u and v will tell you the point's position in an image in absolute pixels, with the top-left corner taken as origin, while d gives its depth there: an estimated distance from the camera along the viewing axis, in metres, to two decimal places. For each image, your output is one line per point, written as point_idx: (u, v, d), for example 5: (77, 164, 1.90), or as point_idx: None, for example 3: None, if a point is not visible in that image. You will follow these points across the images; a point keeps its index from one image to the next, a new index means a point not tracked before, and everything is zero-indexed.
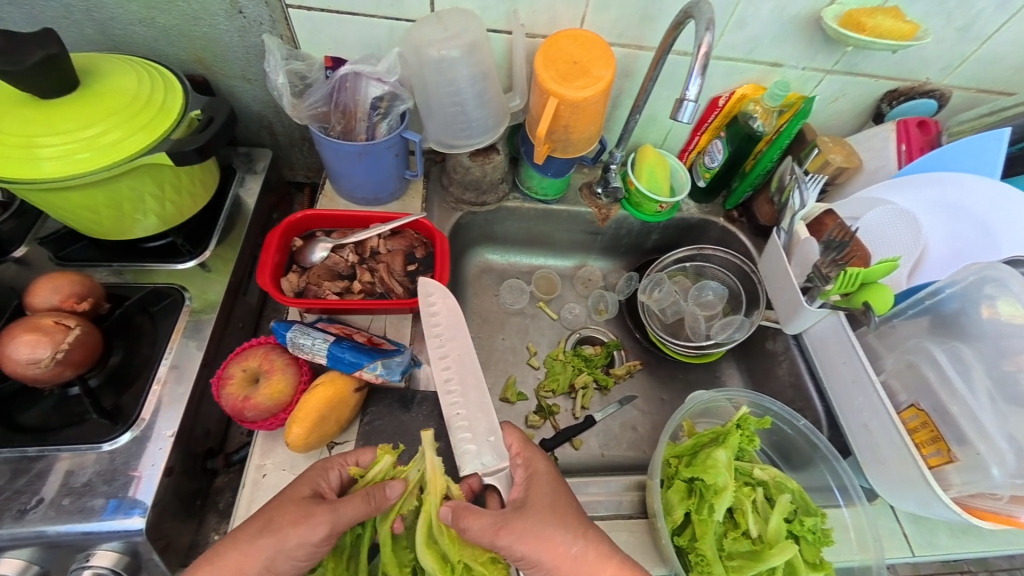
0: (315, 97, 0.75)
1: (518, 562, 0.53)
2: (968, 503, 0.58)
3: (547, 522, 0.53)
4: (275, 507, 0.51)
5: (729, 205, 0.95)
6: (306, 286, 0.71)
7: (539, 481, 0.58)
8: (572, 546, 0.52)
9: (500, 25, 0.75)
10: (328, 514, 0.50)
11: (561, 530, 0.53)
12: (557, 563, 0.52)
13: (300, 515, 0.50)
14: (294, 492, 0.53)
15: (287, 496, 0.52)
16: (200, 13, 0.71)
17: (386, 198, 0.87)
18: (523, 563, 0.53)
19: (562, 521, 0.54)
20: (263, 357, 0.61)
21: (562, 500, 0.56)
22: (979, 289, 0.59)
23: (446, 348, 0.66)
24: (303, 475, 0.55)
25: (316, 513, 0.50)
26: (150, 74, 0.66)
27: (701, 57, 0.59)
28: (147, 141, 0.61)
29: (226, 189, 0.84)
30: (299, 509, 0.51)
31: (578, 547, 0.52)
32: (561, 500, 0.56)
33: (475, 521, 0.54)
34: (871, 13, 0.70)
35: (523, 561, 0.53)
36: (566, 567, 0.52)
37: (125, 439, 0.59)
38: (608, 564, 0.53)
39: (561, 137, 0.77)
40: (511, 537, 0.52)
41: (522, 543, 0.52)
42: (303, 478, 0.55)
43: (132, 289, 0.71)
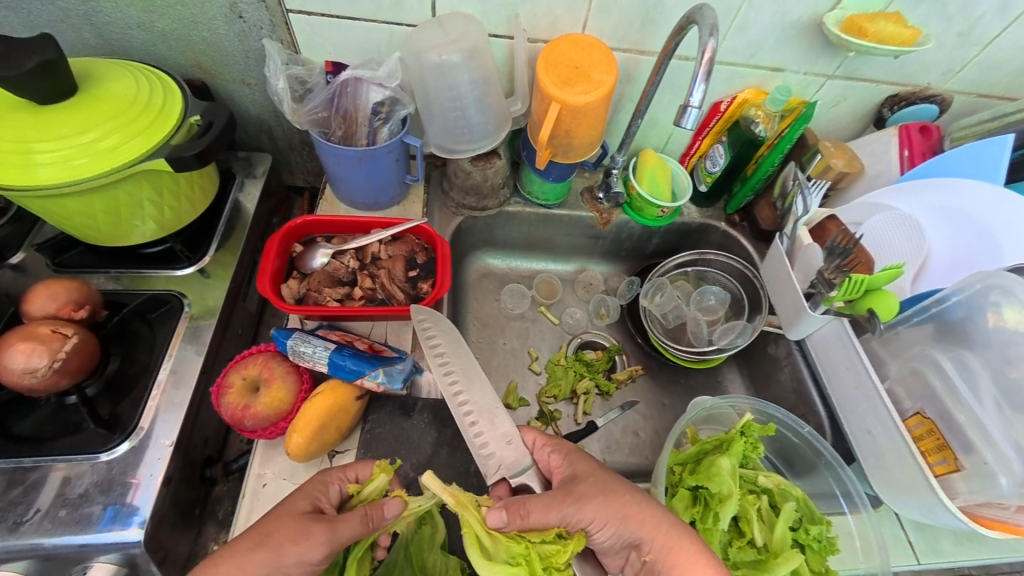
0: (315, 103, 0.75)
1: (589, 528, 0.53)
2: (974, 511, 0.58)
3: (602, 483, 0.55)
4: (275, 520, 0.50)
5: (730, 209, 0.95)
6: (305, 292, 0.71)
7: (574, 456, 0.59)
8: (634, 495, 0.55)
9: (501, 30, 0.75)
10: (327, 532, 0.49)
11: (621, 486, 0.55)
12: (627, 515, 0.53)
13: (298, 531, 0.48)
14: (291, 506, 0.51)
15: (286, 510, 0.51)
16: (199, 17, 0.71)
17: (386, 203, 0.87)
18: (592, 526, 0.53)
19: (610, 483, 0.56)
20: (263, 366, 0.60)
21: (606, 473, 0.57)
22: (985, 297, 0.59)
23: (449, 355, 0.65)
24: (302, 488, 0.54)
25: (315, 529, 0.49)
26: (149, 79, 0.66)
27: (704, 63, 0.59)
28: (146, 147, 0.61)
29: (225, 193, 0.83)
30: (297, 523, 0.49)
31: (639, 496, 0.55)
32: (601, 468, 0.58)
33: (536, 502, 0.53)
34: (872, 18, 0.70)
35: (595, 524, 0.53)
36: (635, 514, 0.54)
37: (122, 448, 0.58)
38: (662, 515, 0.55)
39: (562, 142, 0.76)
40: (578, 501, 0.53)
41: (590, 503, 0.53)
42: (301, 492, 0.53)
43: (130, 296, 0.70)
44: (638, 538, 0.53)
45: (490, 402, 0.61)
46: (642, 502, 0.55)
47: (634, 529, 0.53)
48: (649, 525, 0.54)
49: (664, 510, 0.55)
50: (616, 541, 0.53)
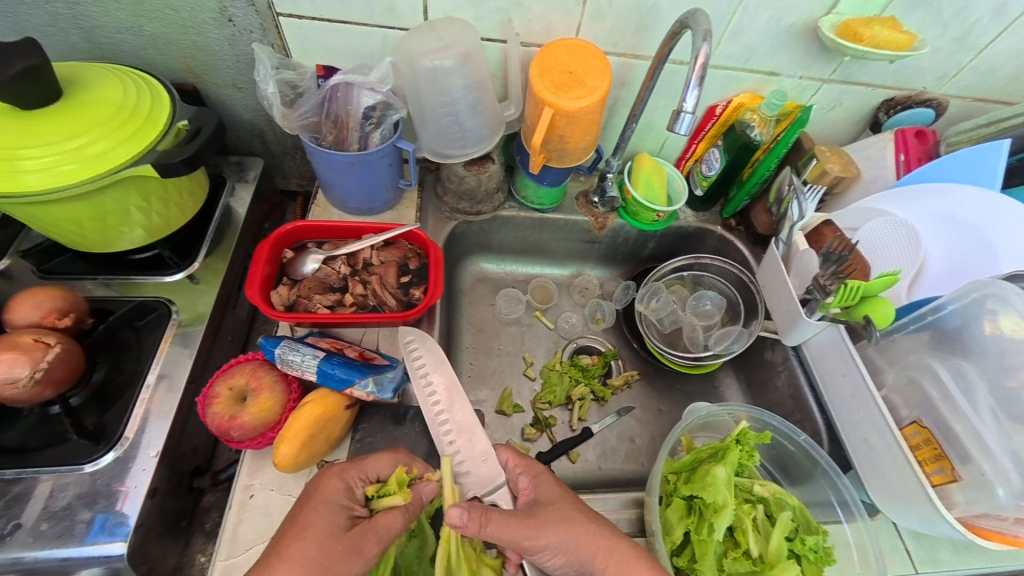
0: (306, 107, 0.74)
1: (537, 553, 0.54)
2: (972, 522, 0.57)
3: (567, 510, 0.56)
4: (314, 543, 0.49)
5: (726, 213, 0.94)
6: (296, 299, 0.70)
7: (545, 478, 0.60)
8: (592, 524, 0.56)
9: (494, 34, 0.74)
10: (377, 539, 0.51)
11: (580, 514, 0.57)
12: (583, 545, 0.54)
13: (345, 551, 0.49)
14: (324, 523, 0.50)
15: (318, 526, 0.50)
16: (189, 21, 0.70)
17: (379, 207, 0.86)
18: (546, 553, 0.54)
19: (576, 508, 0.57)
20: (250, 375, 0.59)
21: (573, 502, 0.58)
22: (981, 305, 0.58)
23: (441, 363, 0.64)
24: (323, 497, 0.52)
25: (363, 543, 0.50)
26: (138, 84, 0.65)
27: (698, 68, 0.58)
28: (133, 152, 0.60)
29: (217, 198, 0.82)
30: (341, 543, 0.50)
31: (598, 528, 0.56)
32: (567, 495, 0.59)
33: (499, 516, 0.53)
34: (868, 23, 0.69)
35: (549, 551, 0.54)
36: (588, 546, 0.55)
37: (107, 459, 0.57)
38: (620, 545, 0.56)
39: (556, 147, 0.76)
40: (539, 526, 0.54)
41: (549, 531, 0.54)
42: (326, 505, 0.52)
43: (117, 303, 0.69)
44: (589, 564, 0.55)
45: (471, 421, 0.63)
46: (603, 529, 0.56)
47: (588, 556, 0.55)
48: (604, 555, 0.55)
49: (623, 539, 0.57)
50: (568, 569, 0.55)
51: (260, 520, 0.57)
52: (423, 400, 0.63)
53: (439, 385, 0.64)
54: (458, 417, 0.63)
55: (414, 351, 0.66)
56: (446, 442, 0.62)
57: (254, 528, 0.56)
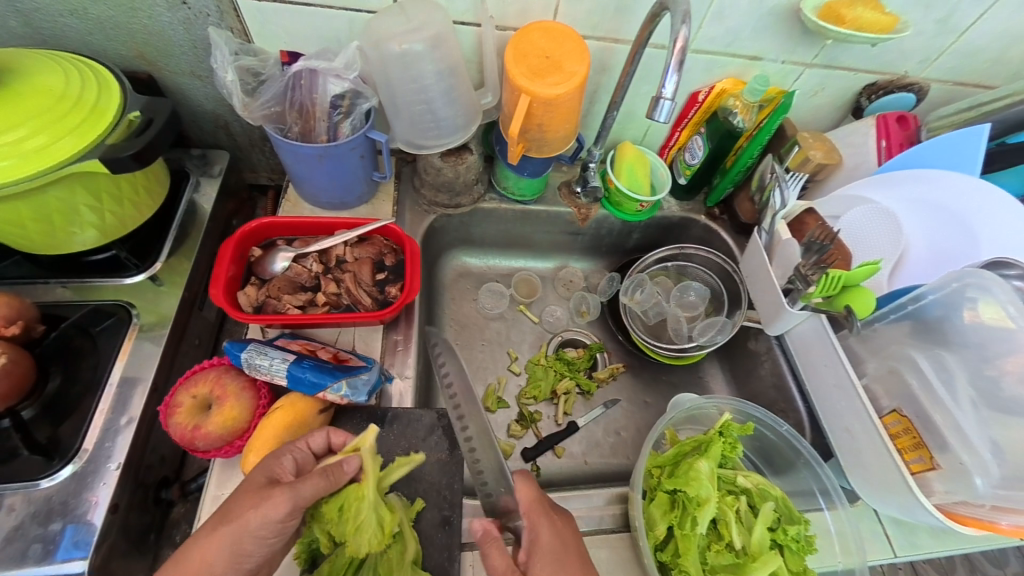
0: (268, 96, 0.69)
1: None
2: (950, 509, 0.57)
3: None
4: (240, 494, 0.48)
5: (710, 202, 0.93)
6: (265, 300, 0.67)
7: (546, 552, 0.53)
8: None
9: (468, 17, 0.71)
10: (287, 494, 0.47)
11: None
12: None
13: (263, 502, 0.47)
14: (251, 478, 0.49)
15: (250, 484, 0.49)
16: (137, 4, 0.65)
17: (353, 202, 0.83)
18: None
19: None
20: (214, 382, 0.55)
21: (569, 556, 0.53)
22: (961, 294, 0.58)
23: (463, 371, 0.73)
24: (258, 467, 0.50)
25: (275, 499, 0.47)
26: (82, 72, 0.60)
27: (677, 52, 0.55)
28: (77, 147, 0.56)
29: (180, 193, 0.78)
30: (258, 493, 0.47)
31: None
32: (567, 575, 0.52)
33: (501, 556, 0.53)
34: (851, 4, 0.68)
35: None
36: None
37: (64, 474, 0.54)
38: None
39: (536, 136, 0.73)
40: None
41: None
42: (260, 467, 0.50)
43: (72, 308, 0.65)
44: None
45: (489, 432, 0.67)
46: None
47: None
48: None
49: None
50: None
51: None
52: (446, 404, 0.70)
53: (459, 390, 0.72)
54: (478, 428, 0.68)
55: (440, 354, 0.75)
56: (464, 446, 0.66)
57: None
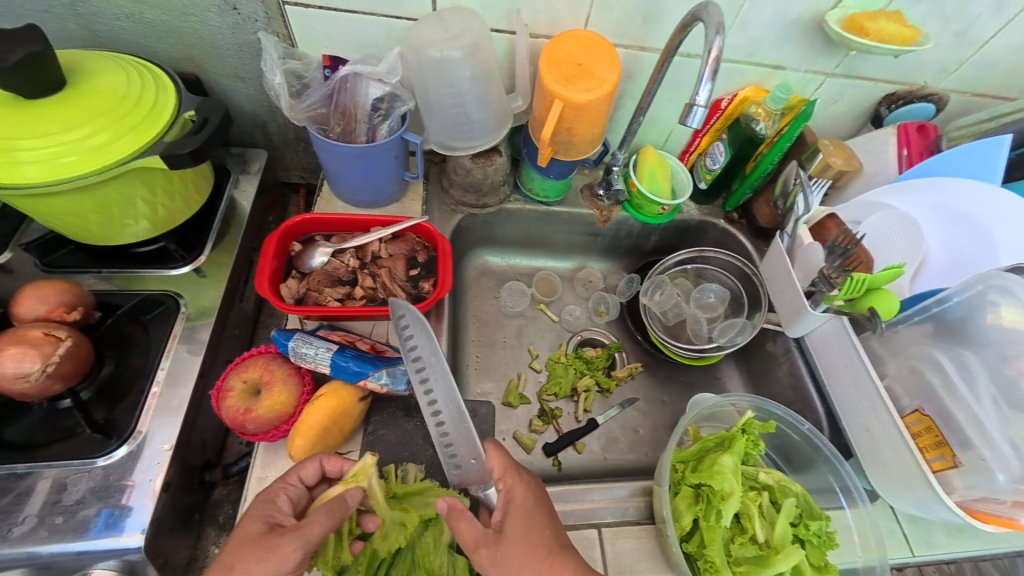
0: (313, 98, 0.73)
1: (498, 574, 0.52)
2: (970, 506, 0.59)
3: (519, 553, 0.51)
4: (235, 551, 0.47)
5: (729, 207, 0.95)
6: (305, 292, 0.70)
7: (520, 510, 0.54)
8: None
9: (502, 25, 0.74)
10: (296, 539, 0.47)
11: (528, 560, 0.51)
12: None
13: (265, 553, 0.46)
14: (240, 533, 0.48)
15: (247, 536, 0.48)
16: (189, 9, 0.69)
17: (384, 200, 0.86)
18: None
19: (533, 550, 0.52)
20: (263, 368, 0.58)
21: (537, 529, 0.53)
22: (984, 297, 0.60)
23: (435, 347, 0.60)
24: (251, 518, 0.50)
25: (282, 547, 0.47)
26: (141, 74, 0.64)
27: (711, 61, 0.57)
28: (138, 144, 0.59)
29: (221, 189, 0.81)
30: (258, 545, 0.47)
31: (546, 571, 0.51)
32: (538, 532, 0.53)
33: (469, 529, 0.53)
34: (874, 17, 0.70)
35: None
36: None
37: (120, 453, 0.57)
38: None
39: (563, 139, 0.76)
40: (488, 560, 0.52)
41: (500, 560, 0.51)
42: (251, 519, 0.50)
43: (123, 297, 0.68)
44: None
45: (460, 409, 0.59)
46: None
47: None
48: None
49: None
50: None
51: None
52: (417, 389, 0.60)
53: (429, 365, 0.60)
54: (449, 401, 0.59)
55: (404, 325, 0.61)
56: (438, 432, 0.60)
57: None
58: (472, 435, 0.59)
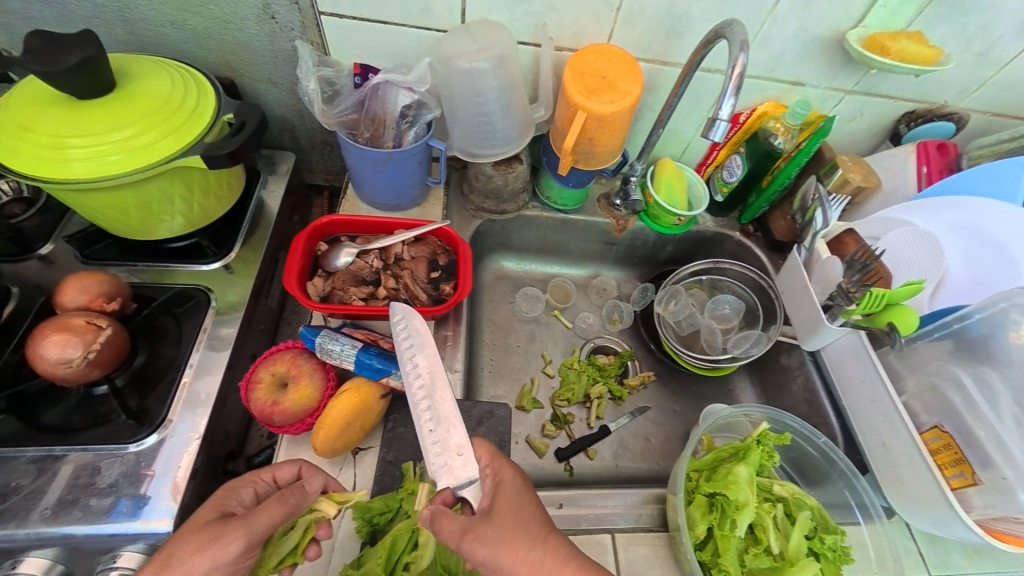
0: (345, 105, 0.76)
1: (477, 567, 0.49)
2: (988, 525, 0.59)
3: (511, 529, 0.50)
4: (183, 536, 0.47)
5: (745, 219, 0.96)
6: (330, 290, 0.72)
7: (509, 489, 0.54)
8: (533, 550, 0.49)
9: (528, 38, 0.76)
10: (241, 527, 0.47)
11: (522, 537, 0.49)
12: (515, 570, 0.48)
13: (208, 538, 0.46)
14: (197, 520, 0.49)
15: (200, 523, 0.48)
16: (231, 17, 0.72)
17: (407, 204, 0.88)
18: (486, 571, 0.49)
19: (524, 527, 0.50)
20: (291, 363, 0.60)
21: (526, 510, 0.52)
22: (1006, 315, 0.59)
23: (429, 346, 0.59)
24: (206, 510, 0.50)
25: (224, 532, 0.46)
26: (184, 78, 0.67)
27: (735, 77, 0.59)
28: (179, 144, 0.61)
29: (250, 190, 0.84)
30: (204, 531, 0.46)
31: (537, 553, 0.49)
32: (528, 511, 0.52)
33: (449, 520, 0.50)
34: (895, 37, 0.71)
35: (481, 569, 0.49)
36: None
37: (150, 441, 0.59)
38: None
39: (584, 149, 0.77)
40: (476, 539, 0.48)
41: (485, 547, 0.48)
42: (208, 510, 0.50)
43: (156, 290, 0.71)
44: None
45: (452, 413, 0.56)
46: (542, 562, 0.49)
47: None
48: None
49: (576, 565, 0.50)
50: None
51: None
52: (410, 386, 0.57)
53: (423, 369, 0.58)
54: (442, 408, 0.56)
55: (403, 329, 0.60)
56: (425, 430, 0.55)
57: None
58: (463, 432, 0.55)
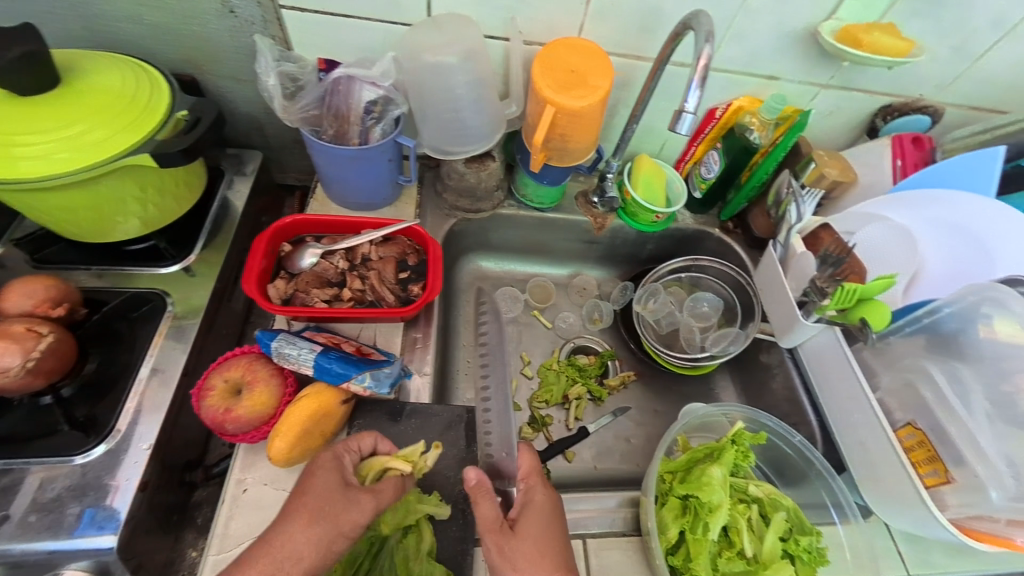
0: (307, 100, 0.73)
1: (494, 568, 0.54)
2: (965, 524, 0.57)
3: (531, 554, 0.52)
4: (322, 501, 0.50)
5: (725, 216, 0.95)
6: (293, 293, 0.70)
7: (536, 510, 0.56)
8: None
9: (498, 32, 0.74)
10: (371, 500, 0.53)
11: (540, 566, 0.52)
12: None
13: (347, 503, 0.51)
14: (321, 486, 0.52)
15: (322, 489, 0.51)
16: (190, 11, 0.70)
17: (379, 203, 0.86)
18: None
19: (545, 558, 0.53)
20: (246, 368, 0.58)
21: (552, 533, 0.55)
22: (977, 309, 0.59)
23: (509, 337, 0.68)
24: (316, 478, 0.52)
25: (361, 502, 0.52)
26: (135, 73, 0.64)
27: (699, 69, 0.57)
28: (130, 141, 0.59)
29: (214, 190, 0.82)
30: (341, 499, 0.51)
31: None
32: (552, 533, 0.55)
33: (487, 511, 0.55)
34: (868, 29, 0.70)
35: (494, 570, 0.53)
36: None
37: (98, 451, 0.57)
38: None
39: (558, 145, 0.76)
40: (499, 547, 0.53)
41: (502, 560, 0.52)
42: (324, 473, 0.53)
43: (110, 294, 0.68)
44: None
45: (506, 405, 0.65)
46: None
47: None
48: None
49: None
50: None
51: (253, 513, 0.56)
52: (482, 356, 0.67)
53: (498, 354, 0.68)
54: None
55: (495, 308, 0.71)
56: None
57: (246, 523, 0.56)
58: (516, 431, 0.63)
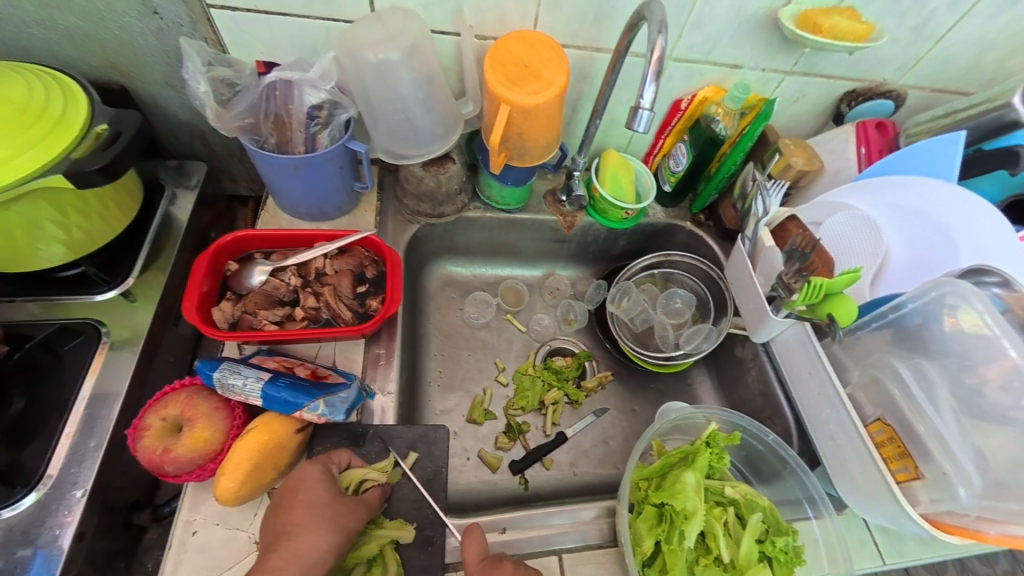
0: (241, 107, 0.68)
1: None
2: (938, 518, 0.57)
3: None
4: (325, 509, 0.52)
5: (695, 209, 0.93)
6: (240, 315, 0.65)
7: None
8: None
9: (447, 26, 0.70)
10: (362, 503, 0.55)
11: None
12: None
13: (347, 508, 0.53)
14: (316, 497, 0.52)
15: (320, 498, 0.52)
16: (106, 14, 0.64)
17: (334, 212, 0.82)
18: None
19: None
20: (184, 404, 0.54)
21: None
22: (939, 303, 0.58)
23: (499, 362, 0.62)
24: (308, 489, 0.53)
25: (356, 507, 0.54)
26: (45, 83, 0.58)
27: (654, 61, 0.55)
28: (42, 160, 0.53)
29: (155, 204, 0.76)
30: (338, 506, 0.53)
31: None
32: None
33: None
34: (826, 13, 0.68)
35: None
36: None
37: (28, 501, 0.52)
38: None
39: (516, 144, 0.72)
40: None
41: None
42: (316, 484, 0.53)
43: (38, 327, 0.63)
44: None
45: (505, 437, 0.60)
46: None
47: None
48: None
49: None
50: None
51: (201, 557, 0.52)
52: None
53: None
54: None
55: None
56: None
57: (192, 569, 0.52)
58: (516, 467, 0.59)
